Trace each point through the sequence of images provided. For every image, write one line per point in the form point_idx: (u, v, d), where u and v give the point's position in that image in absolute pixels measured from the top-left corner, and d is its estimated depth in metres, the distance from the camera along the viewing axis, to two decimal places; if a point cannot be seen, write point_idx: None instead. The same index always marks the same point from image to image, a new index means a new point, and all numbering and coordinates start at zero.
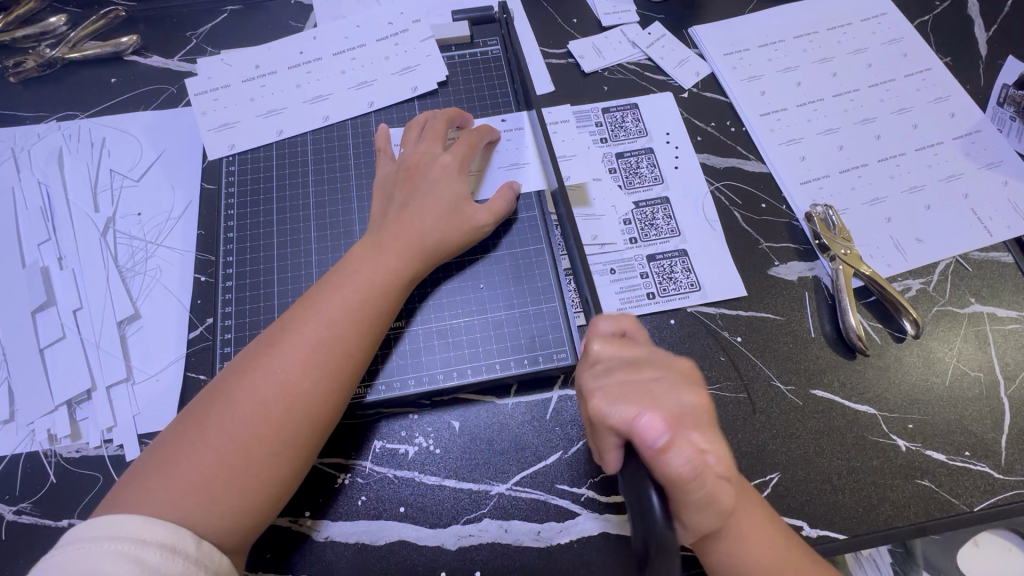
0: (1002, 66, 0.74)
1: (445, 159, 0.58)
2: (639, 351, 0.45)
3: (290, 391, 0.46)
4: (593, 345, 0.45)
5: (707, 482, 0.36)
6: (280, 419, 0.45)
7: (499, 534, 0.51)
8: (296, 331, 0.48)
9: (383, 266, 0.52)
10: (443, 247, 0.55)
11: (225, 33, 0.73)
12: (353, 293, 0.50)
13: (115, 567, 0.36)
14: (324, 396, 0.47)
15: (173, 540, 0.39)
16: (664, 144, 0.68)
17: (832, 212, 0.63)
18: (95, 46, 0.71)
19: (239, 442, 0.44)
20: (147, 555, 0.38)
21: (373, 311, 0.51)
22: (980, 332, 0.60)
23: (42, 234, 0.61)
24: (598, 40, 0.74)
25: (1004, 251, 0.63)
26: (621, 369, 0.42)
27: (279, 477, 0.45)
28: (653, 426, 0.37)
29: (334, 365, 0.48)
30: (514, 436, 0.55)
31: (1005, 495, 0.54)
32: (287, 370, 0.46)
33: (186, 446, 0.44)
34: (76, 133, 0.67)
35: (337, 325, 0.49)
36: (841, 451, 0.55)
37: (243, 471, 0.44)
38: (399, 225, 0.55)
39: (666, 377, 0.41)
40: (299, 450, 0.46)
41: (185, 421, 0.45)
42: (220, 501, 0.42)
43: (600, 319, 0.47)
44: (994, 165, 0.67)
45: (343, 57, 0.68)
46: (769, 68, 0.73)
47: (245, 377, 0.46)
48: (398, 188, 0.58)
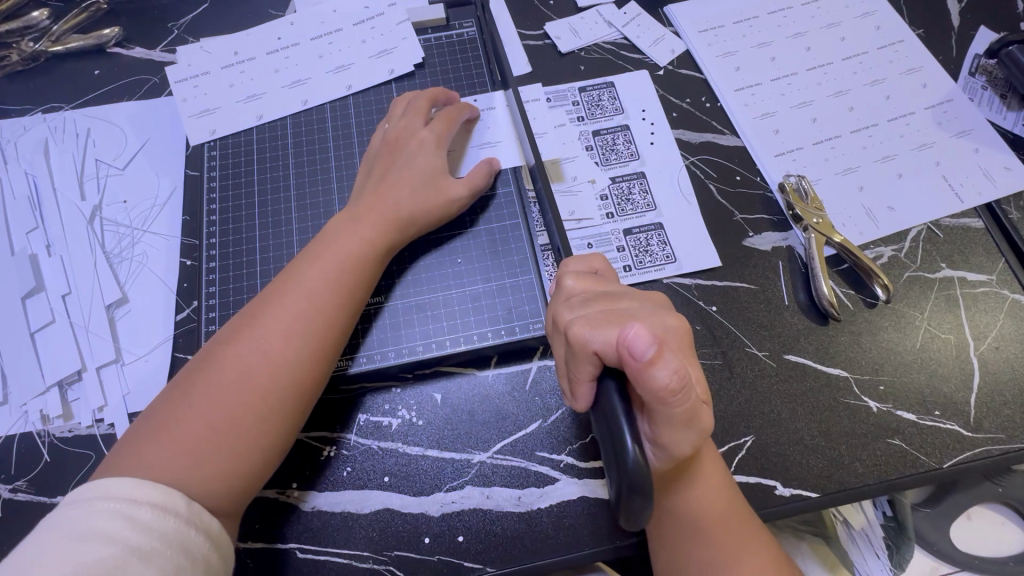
0: (974, 36, 0.75)
1: (425, 135, 0.59)
2: (613, 286, 0.46)
3: (274, 358, 0.47)
4: (567, 281, 0.46)
5: (689, 397, 0.37)
6: (265, 385, 0.47)
7: (481, 500, 0.53)
8: (278, 302, 0.50)
9: (363, 237, 0.54)
10: (418, 219, 0.57)
11: (205, 23, 0.74)
12: (332, 264, 0.52)
13: (110, 524, 0.38)
14: (308, 363, 0.48)
15: (163, 499, 0.41)
16: (640, 120, 0.70)
17: (804, 182, 0.64)
18: (77, 39, 0.72)
19: (226, 409, 0.45)
20: (138, 514, 0.39)
21: (353, 282, 0.52)
22: (950, 296, 0.61)
23: (30, 223, 0.63)
24: (574, 21, 0.75)
25: (974, 217, 0.65)
26: (600, 300, 0.44)
27: (268, 442, 0.47)
28: (640, 338, 0.36)
29: (317, 333, 0.49)
30: (494, 405, 0.56)
31: (974, 452, 0.55)
32: (269, 340, 0.48)
33: (175, 413, 0.45)
34: (61, 124, 0.68)
35: (317, 296, 0.50)
36: (814, 413, 0.56)
37: (231, 437, 0.45)
38: (377, 197, 0.56)
39: (643, 306, 0.43)
40: (286, 415, 0.47)
41: (174, 391, 0.47)
42: (211, 465, 0.44)
43: (572, 261, 0.49)
44: (965, 133, 0.68)
45: (321, 42, 0.69)
46: (743, 43, 0.74)
47: (230, 347, 0.48)
48: (378, 161, 0.59)
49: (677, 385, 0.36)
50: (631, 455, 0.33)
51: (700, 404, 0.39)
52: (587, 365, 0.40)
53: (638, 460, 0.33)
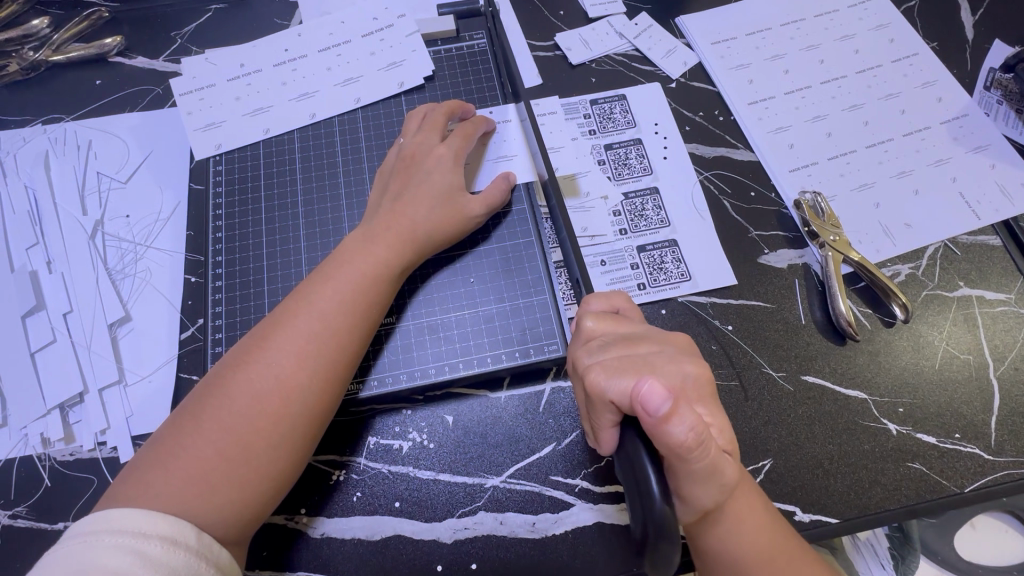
0: (989, 50, 0.74)
1: (442, 150, 0.58)
2: (632, 327, 0.46)
3: (286, 382, 0.46)
4: (587, 322, 0.45)
5: (708, 451, 0.36)
6: (277, 411, 0.45)
7: (495, 526, 0.52)
8: (291, 323, 0.48)
9: (379, 256, 0.52)
10: (434, 236, 0.55)
11: (209, 32, 0.72)
12: (345, 283, 0.51)
13: (118, 559, 0.36)
14: (321, 387, 0.47)
15: (173, 532, 0.39)
16: (653, 134, 0.68)
17: (820, 199, 0.64)
18: (79, 48, 0.70)
19: (237, 436, 0.44)
20: (148, 549, 0.38)
21: (367, 302, 0.51)
22: (969, 315, 0.60)
23: (30, 238, 0.61)
24: (585, 32, 0.74)
25: (992, 234, 0.64)
26: (617, 345, 0.43)
27: (279, 469, 0.45)
28: (655, 392, 0.35)
29: (330, 355, 0.48)
30: (507, 428, 0.55)
31: (995, 475, 0.54)
32: (281, 362, 0.46)
33: (183, 440, 0.44)
34: (62, 136, 0.67)
35: (331, 317, 0.49)
36: (832, 436, 0.55)
37: (240, 464, 0.44)
38: (394, 215, 0.55)
39: (662, 352, 0.42)
40: (297, 441, 0.46)
41: (182, 415, 0.45)
42: (220, 495, 0.42)
43: (592, 298, 0.48)
44: (981, 148, 0.67)
45: (329, 54, 0.67)
46: (756, 56, 0.73)
47: (240, 370, 0.46)
48: (394, 178, 0.58)
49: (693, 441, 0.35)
50: (658, 507, 0.32)
51: (720, 456, 0.38)
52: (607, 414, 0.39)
53: (666, 511, 0.32)
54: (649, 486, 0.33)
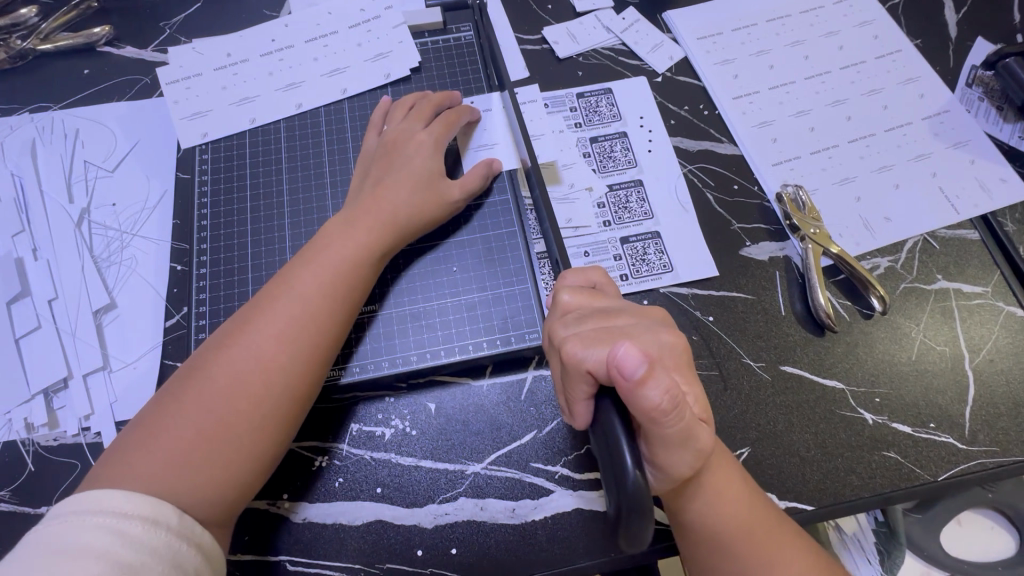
0: (971, 48, 0.75)
1: (422, 137, 0.59)
2: (609, 302, 0.46)
3: (266, 364, 0.47)
4: (564, 296, 0.46)
5: (683, 415, 0.37)
6: (257, 393, 0.46)
7: (475, 512, 0.52)
8: (271, 306, 0.49)
9: (362, 242, 0.53)
10: (415, 219, 0.56)
11: (198, 23, 0.73)
12: (326, 267, 0.51)
13: (100, 539, 0.37)
14: (301, 370, 0.48)
15: (155, 513, 0.39)
16: (638, 128, 0.69)
17: (802, 192, 0.64)
18: (67, 37, 0.71)
19: (218, 416, 0.44)
20: (128, 528, 0.38)
21: (348, 285, 0.51)
22: (946, 308, 0.61)
23: (15, 225, 0.61)
24: (572, 26, 0.74)
25: (970, 228, 0.65)
26: (594, 318, 0.43)
27: (261, 448, 0.46)
28: (630, 356, 0.36)
29: (312, 339, 0.49)
30: (488, 415, 0.56)
31: (969, 465, 0.55)
32: (261, 344, 0.47)
33: (165, 421, 0.44)
34: (49, 124, 0.67)
35: (311, 299, 0.49)
36: (810, 425, 0.56)
37: (223, 444, 0.44)
38: (374, 199, 0.55)
39: (638, 322, 0.43)
40: (278, 423, 0.46)
41: (164, 398, 0.46)
42: (202, 475, 0.43)
43: (568, 273, 0.49)
44: (961, 144, 0.68)
45: (316, 45, 0.68)
46: (742, 51, 0.74)
47: (221, 352, 0.47)
48: (375, 164, 0.59)
49: (666, 405, 0.35)
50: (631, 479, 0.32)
51: (695, 422, 0.38)
52: (582, 384, 0.39)
53: (637, 480, 0.32)
54: (622, 458, 0.33)
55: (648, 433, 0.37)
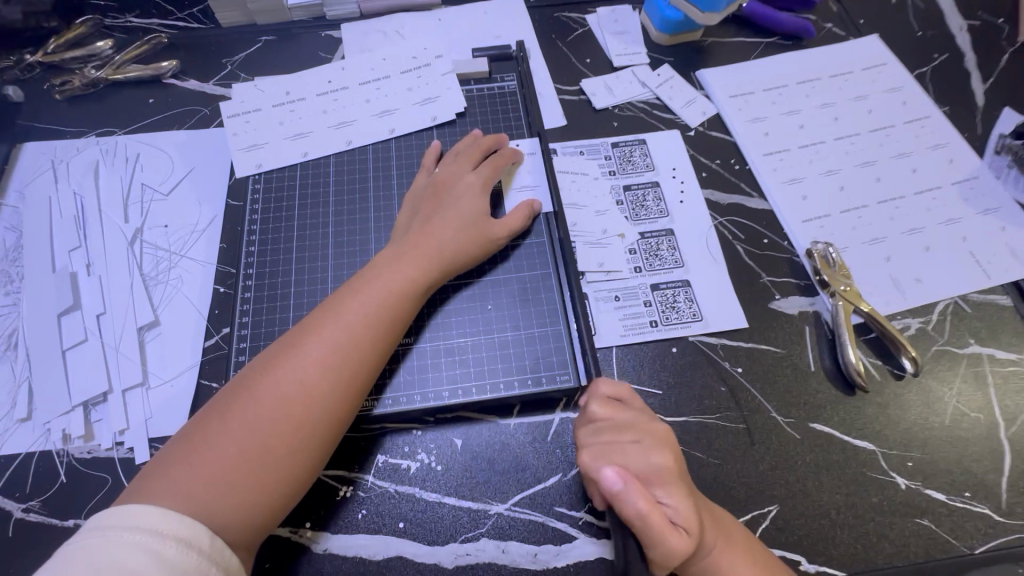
0: (999, 116, 0.77)
1: (471, 179, 0.62)
2: (628, 415, 0.50)
3: (310, 388, 0.48)
4: (593, 407, 0.51)
5: None
6: (298, 417, 0.47)
7: (497, 554, 0.52)
8: (318, 332, 0.50)
9: (410, 275, 0.55)
10: (459, 257, 0.58)
11: (258, 61, 0.78)
12: (373, 297, 0.53)
13: (133, 557, 0.37)
14: (341, 397, 0.49)
15: (188, 534, 0.40)
16: (670, 179, 0.71)
17: (832, 249, 0.65)
18: (137, 69, 0.76)
19: (258, 437, 0.45)
20: (163, 548, 0.38)
21: (391, 317, 0.53)
22: (979, 373, 0.61)
23: (73, 241, 0.64)
24: (610, 79, 0.78)
25: (1002, 294, 0.65)
26: (603, 436, 0.49)
27: (295, 473, 0.46)
28: None
29: (354, 366, 0.50)
30: (515, 455, 0.56)
31: (1006, 538, 0.53)
32: (307, 369, 0.48)
33: (206, 439, 0.45)
34: (113, 148, 0.71)
35: (356, 328, 0.51)
36: (841, 486, 0.55)
37: (261, 466, 0.45)
38: (422, 236, 0.57)
39: (663, 420, 0.45)
40: (314, 448, 0.47)
41: (206, 416, 0.47)
42: (237, 497, 0.43)
43: (600, 379, 0.53)
44: (991, 210, 0.69)
45: (368, 87, 0.72)
46: (773, 111, 0.77)
47: (268, 374, 0.48)
48: (424, 203, 0.61)
49: None
50: None
51: None
52: None
53: None
54: None
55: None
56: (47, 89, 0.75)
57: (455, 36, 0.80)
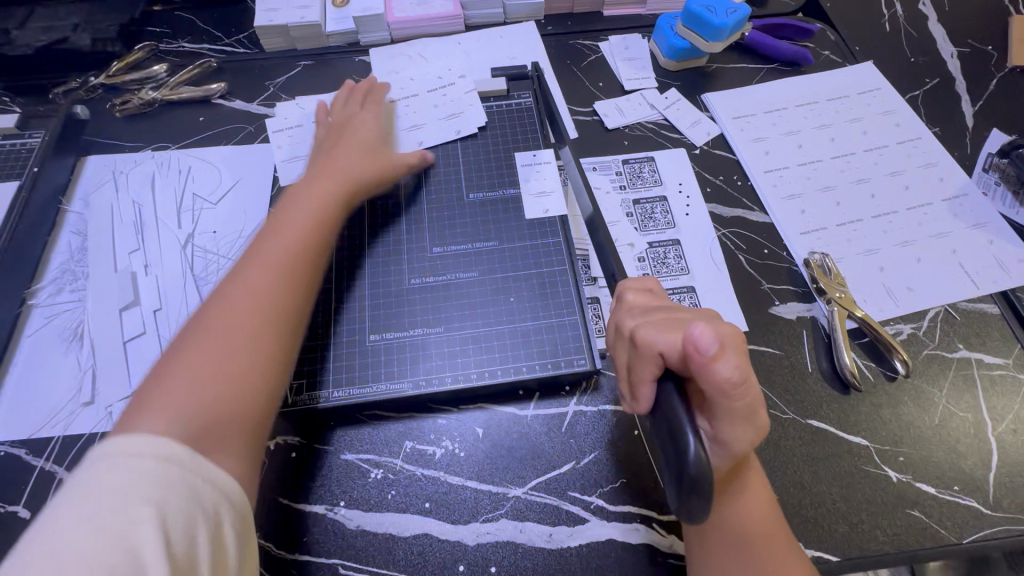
0: (987, 137, 0.82)
1: (361, 115, 0.75)
2: (667, 301, 0.52)
3: (258, 302, 0.53)
4: (628, 295, 0.52)
5: (748, 391, 0.40)
6: (254, 311, 0.52)
7: (514, 533, 0.56)
8: (263, 253, 0.57)
9: (301, 207, 0.62)
10: (364, 177, 0.68)
11: (298, 83, 0.85)
12: (287, 230, 0.59)
13: (127, 478, 0.37)
14: (291, 292, 0.55)
15: (175, 452, 0.39)
16: (677, 194, 0.77)
17: (827, 259, 0.70)
18: (189, 90, 0.83)
19: (226, 335, 0.50)
20: (150, 466, 0.38)
21: (297, 244, 0.59)
22: (968, 375, 0.65)
23: (133, 244, 0.71)
24: (620, 101, 0.84)
25: (990, 302, 0.69)
26: (653, 311, 0.49)
27: (255, 377, 0.49)
28: (705, 335, 0.39)
29: (297, 272, 0.57)
30: (532, 443, 0.60)
31: (993, 529, 0.57)
32: (251, 288, 0.53)
33: (180, 356, 0.48)
34: (167, 161, 0.78)
35: (288, 254, 0.57)
36: (835, 477, 0.59)
37: (225, 371, 0.48)
38: (326, 164, 0.68)
39: (703, 315, 0.47)
40: (269, 355, 0.51)
41: (175, 345, 0.50)
42: (221, 382, 0.47)
43: (631, 278, 0.55)
44: (980, 224, 0.74)
45: (398, 105, 0.79)
46: (773, 131, 0.82)
47: (217, 300, 0.52)
48: (323, 142, 0.72)
49: (736, 380, 0.39)
50: (694, 452, 0.37)
51: (755, 399, 0.41)
52: (648, 365, 0.44)
53: (701, 456, 0.37)
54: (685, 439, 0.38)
55: (717, 407, 0.41)
56: (108, 108, 0.83)
57: (476, 61, 0.87)
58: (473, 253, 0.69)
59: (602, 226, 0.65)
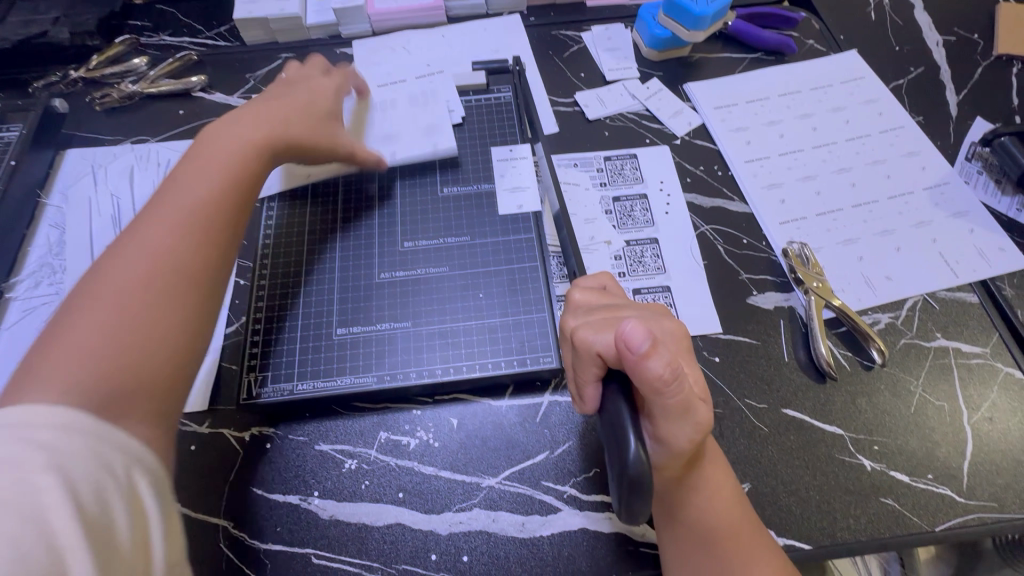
0: (971, 126, 0.81)
1: (317, 80, 0.71)
2: (617, 299, 0.52)
3: (157, 255, 0.49)
4: (576, 295, 0.52)
5: (683, 388, 0.41)
6: (152, 269, 0.48)
7: (487, 523, 0.56)
8: (168, 207, 0.52)
9: (221, 155, 0.58)
10: (301, 121, 0.65)
11: (278, 76, 0.85)
12: (203, 179, 0.55)
13: (8, 449, 0.34)
14: (196, 248, 0.51)
15: (66, 421, 0.37)
16: (658, 192, 0.76)
17: (806, 249, 0.70)
18: (169, 83, 0.83)
19: (117, 298, 0.46)
20: (40, 435, 0.36)
21: (212, 191, 0.55)
22: (945, 365, 0.64)
23: (110, 237, 0.71)
24: (602, 92, 0.84)
25: (969, 291, 0.69)
26: (598, 310, 0.49)
27: (159, 333, 0.46)
28: (637, 333, 0.40)
29: (204, 231, 0.52)
30: (506, 434, 0.61)
31: (966, 517, 0.57)
32: (151, 241, 0.50)
33: (67, 320, 0.45)
34: (146, 154, 0.78)
35: (197, 203, 0.53)
36: (809, 466, 0.59)
37: (120, 333, 0.45)
38: (250, 115, 0.63)
39: (643, 313, 0.48)
40: (177, 310, 0.48)
41: (64, 308, 0.46)
42: (117, 348, 0.44)
43: (583, 279, 0.56)
44: (961, 213, 0.73)
45: (382, 92, 0.79)
46: (755, 120, 0.82)
47: (115, 257, 0.49)
48: (264, 97, 0.68)
49: (667, 376, 0.40)
50: (635, 454, 0.38)
51: (693, 397, 0.42)
52: (590, 368, 0.45)
53: (640, 458, 0.38)
54: (627, 443, 0.39)
55: (653, 405, 0.41)
56: (88, 101, 0.83)
57: (458, 53, 0.86)
58: (446, 248, 0.69)
59: (565, 222, 0.69)
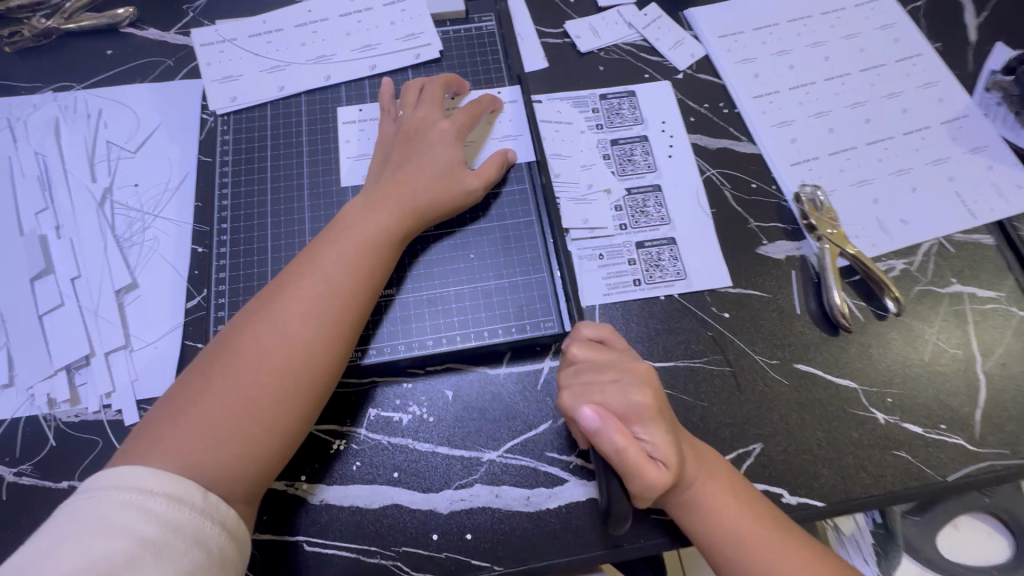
0: (991, 52, 0.75)
1: (444, 125, 0.60)
2: (612, 355, 0.52)
3: (291, 343, 0.48)
4: (573, 348, 0.52)
5: (639, 461, 0.45)
6: (279, 369, 0.47)
7: (490, 499, 0.53)
8: (297, 288, 0.50)
9: (362, 232, 0.53)
10: (434, 206, 0.57)
11: (221, 5, 0.73)
12: (348, 251, 0.52)
13: (124, 515, 0.38)
14: (323, 347, 0.48)
15: (179, 492, 0.40)
16: (660, 132, 0.69)
17: (819, 192, 0.64)
18: (90, 18, 0.71)
19: (241, 393, 0.45)
20: (152, 505, 0.39)
21: (359, 274, 0.52)
22: (960, 311, 0.62)
23: (39, 203, 0.62)
24: (595, 20, 0.74)
25: (985, 233, 0.65)
26: (590, 372, 0.50)
27: (284, 424, 0.46)
28: (592, 412, 0.46)
29: (336, 324, 0.49)
30: (506, 405, 0.56)
31: (977, 466, 0.56)
32: (286, 324, 0.48)
33: (200, 397, 0.45)
34: (72, 104, 0.67)
35: (334, 280, 0.50)
36: (823, 423, 0.57)
37: (248, 422, 0.45)
38: (396, 184, 0.56)
39: (629, 377, 0.49)
40: (302, 399, 0.47)
41: (192, 375, 0.47)
42: (248, 431, 0.45)
43: (583, 325, 0.54)
44: (980, 149, 0.69)
45: (348, 19, 0.69)
46: (763, 50, 0.74)
47: (251, 329, 0.48)
48: (396, 148, 0.59)
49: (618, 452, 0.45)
50: None
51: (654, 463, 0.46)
52: (578, 427, 0.49)
53: None
54: None
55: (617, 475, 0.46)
56: None
57: None
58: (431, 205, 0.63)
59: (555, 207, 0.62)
